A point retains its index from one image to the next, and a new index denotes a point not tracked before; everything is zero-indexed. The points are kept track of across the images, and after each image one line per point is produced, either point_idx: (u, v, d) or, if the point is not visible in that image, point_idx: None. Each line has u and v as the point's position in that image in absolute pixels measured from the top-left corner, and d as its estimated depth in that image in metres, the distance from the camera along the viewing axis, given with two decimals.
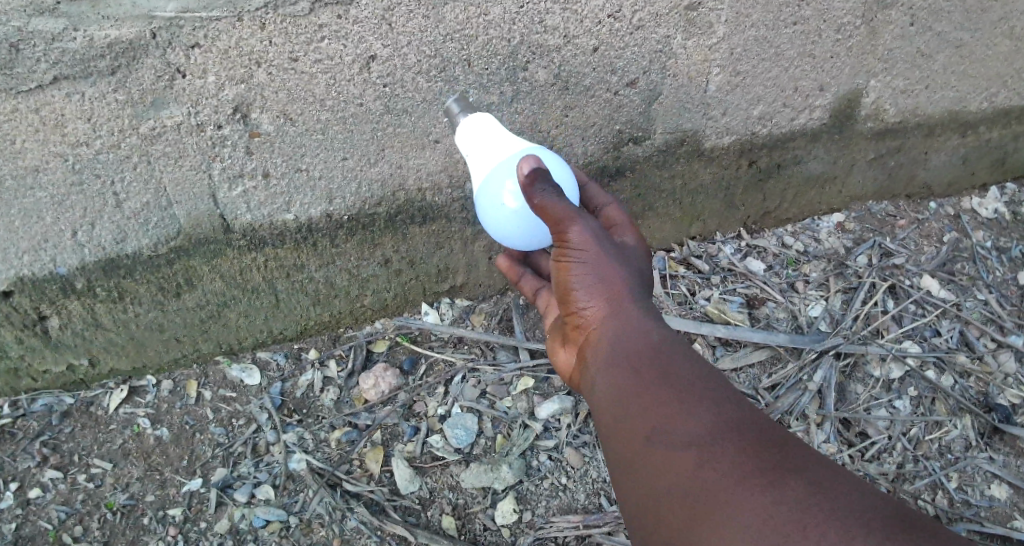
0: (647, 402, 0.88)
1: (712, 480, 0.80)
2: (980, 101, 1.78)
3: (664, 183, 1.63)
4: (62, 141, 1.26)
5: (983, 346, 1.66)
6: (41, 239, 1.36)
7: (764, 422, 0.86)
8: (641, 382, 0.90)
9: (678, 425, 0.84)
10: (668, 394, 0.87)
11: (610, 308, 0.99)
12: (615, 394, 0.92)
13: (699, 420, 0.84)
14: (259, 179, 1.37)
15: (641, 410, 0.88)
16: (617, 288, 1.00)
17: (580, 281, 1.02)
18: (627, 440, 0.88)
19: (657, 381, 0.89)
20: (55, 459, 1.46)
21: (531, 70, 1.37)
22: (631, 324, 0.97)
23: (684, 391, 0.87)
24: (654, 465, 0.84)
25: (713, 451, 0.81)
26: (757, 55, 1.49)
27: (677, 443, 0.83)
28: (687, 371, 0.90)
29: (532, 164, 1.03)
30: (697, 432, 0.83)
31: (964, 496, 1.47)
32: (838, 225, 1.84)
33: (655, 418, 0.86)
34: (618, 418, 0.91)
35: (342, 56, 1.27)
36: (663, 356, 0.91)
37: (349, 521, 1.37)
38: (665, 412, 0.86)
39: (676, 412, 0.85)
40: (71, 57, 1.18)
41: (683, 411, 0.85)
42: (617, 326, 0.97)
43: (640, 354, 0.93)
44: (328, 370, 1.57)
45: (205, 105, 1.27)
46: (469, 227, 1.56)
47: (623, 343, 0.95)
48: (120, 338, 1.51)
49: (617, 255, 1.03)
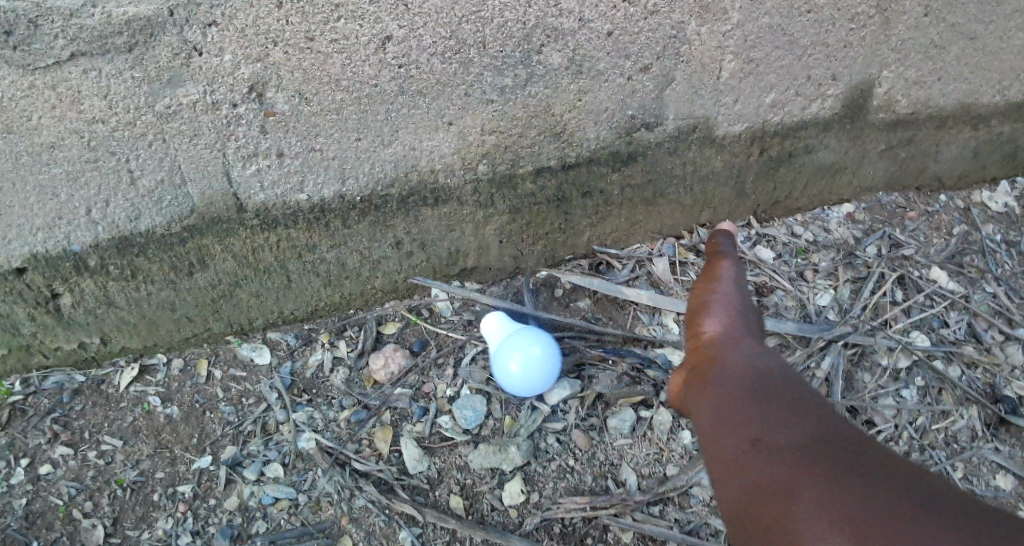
0: (750, 422, 0.90)
1: (800, 477, 0.82)
2: (993, 95, 1.78)
3: (676, 169, 1.63)
4: (78, 119, 1.27)
5: (991, 339, 1.66)
6: (55, 216, 1.37)
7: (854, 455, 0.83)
8: (757, 414, 0.90)
9: (774, 435, 0.87)
10: (774, 415, 0.89)
11: (730, 339, 1.06)
12: (719, 419, 0.93)
13: (794, 434, 0.86)
14: (272, 158, 1.38)
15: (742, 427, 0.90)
16: (735, 320, 1.09)
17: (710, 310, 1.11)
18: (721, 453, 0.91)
19: (761, 404, 0.92)
20: (66, 435, 1.47)
21: (545, 54, 1.38)
22: (736, 356, 1.02)
23: (784, 415, 0.89)
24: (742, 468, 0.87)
25: (802, 457, 0.83)
26: (770, 43, 1.49)
27: (769, 452, 0.86)
28: (779, 396, 0.92)
29: (512, 367, 1.40)
30: (791, 444, 0.86)
31: (968, 486, 1.48)
32: (848, 216, 1.84)
33: (741, 436, 0.90)
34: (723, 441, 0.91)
35: (358, 36, 1.27)
36: (772, 391, 0.93)
37: (357, 500, 1.38)
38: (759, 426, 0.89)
39: (772, 429, 0.88)
40: (88, 33, 1.19)
41: (783, 426, 0.88)
42: (723, 354, 1.03)
43: (739, 389, 0.95)
44: (338, 350, 1.58)
45: (221, 84, 1.28)
46: (481, 210, 1.56)
47: (734, 378, 0.97)
48: (132, 316, 1.52)
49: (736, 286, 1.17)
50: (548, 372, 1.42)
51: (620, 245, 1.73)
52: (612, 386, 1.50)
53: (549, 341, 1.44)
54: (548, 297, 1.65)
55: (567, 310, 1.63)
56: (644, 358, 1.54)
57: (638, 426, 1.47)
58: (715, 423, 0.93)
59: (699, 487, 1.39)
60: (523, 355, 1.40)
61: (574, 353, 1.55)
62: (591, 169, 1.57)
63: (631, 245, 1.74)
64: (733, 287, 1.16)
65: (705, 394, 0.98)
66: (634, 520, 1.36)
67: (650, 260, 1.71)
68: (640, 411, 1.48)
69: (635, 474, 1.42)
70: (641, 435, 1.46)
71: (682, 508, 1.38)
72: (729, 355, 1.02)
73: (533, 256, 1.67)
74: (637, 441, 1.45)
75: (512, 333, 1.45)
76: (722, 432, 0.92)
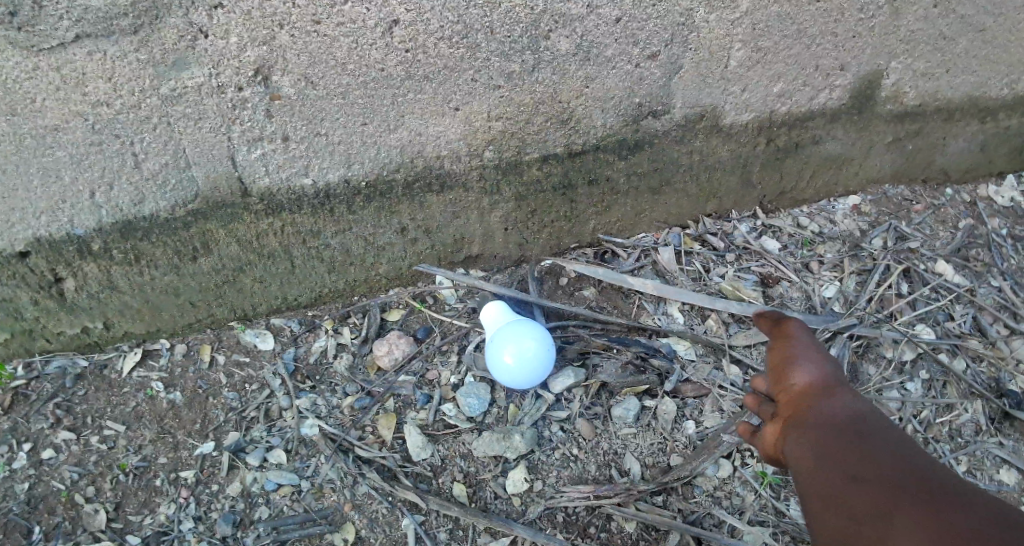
0: (840, 460, 0.89)
1: (882, 498, 0.82)
2: (1001, 87, 1.77)
3: (683, 158, 1.63)
4: (82, 101, 1.26)
5: (996, 332, 1.65)
6: (59, 199, 1.36)
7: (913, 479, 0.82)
8: (813, 442, 0.93)
9: (855, 463, 0.87)
10: (859, 460, 0.87)
11: (824, 387, 1.00)
12: (807, 453, 0.93)
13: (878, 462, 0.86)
14: (278, 142, 1.37)
15: (828, 460, 0.90)
16: (823, 379, 1.01)
17: (799, 360, 1.04)
18: (805, 482, 0.92)
19: (841, 438, 0.91)
20: (68, 420, 1.47)
21: (553, 39, 1.37)
22: (842, 401, 0.97)
23: (871, 448, 0.88)
24: (830, 500, 0.87)
25: (891, 495, 0.81)
26: (780, 31, 1.48)
27: (852, 479, 0.86)
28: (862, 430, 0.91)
29: (507, 359, 1.38)
30: (870, 472, 0.85)
31: (972, 479, 1.48)
32: (854, 207, 1.83)
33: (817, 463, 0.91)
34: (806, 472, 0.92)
35: (365, 19, 1.26)
36: (865, 425, 0.92)
37: (360, 487, 1.38)
38: (843, 455, 0.89)
39: (854, 456, 0.88)
40: (94, 15, 1.18)
41: (868, 455, 0.87)
42: (818, 398, 0.99)
43: (837, 417, 0.95)
44: (341, 337, 1.58)
45: (226, 66, 1.27)
46: (486, 197, 1.56)
47: (830, 416, 0.95)
48: (135, 301, 1.52)
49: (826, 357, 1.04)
50: (544, 365, 1.40)
51: (625, 235, 1.73)
52: (616, 375, 1.50)
53: (543, 333, 1.42)
54: (553, 285, 1.65)
55: (572, 298, 1.62)
56: (648, 347, 1.53)
57: (643, 415, 1.46)
58: (803, 458, 0.94)
59: (703, 477, 1.40)
60: (518, 348, 1.38)
61: (578, 342, 1.54)
62: (597, 157, 1.57)
63: (636, 235, 1.73)
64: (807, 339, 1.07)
65: (805, 433, 0.96)
66: (638, 510, 1.36)
67: (655, 250, 1.71)
68: (645, 401, 1.48)
69: (639, 463, 1.42)
70: (645, 424, 1.45)
71: (686, 498, 1.38)
72: (824, 402, 0.98)
73: (537, 245, 1.67)
74: (641, 431, 1.45)
75: (507, 325, 1.43)
76: (808, 464, 0.92)
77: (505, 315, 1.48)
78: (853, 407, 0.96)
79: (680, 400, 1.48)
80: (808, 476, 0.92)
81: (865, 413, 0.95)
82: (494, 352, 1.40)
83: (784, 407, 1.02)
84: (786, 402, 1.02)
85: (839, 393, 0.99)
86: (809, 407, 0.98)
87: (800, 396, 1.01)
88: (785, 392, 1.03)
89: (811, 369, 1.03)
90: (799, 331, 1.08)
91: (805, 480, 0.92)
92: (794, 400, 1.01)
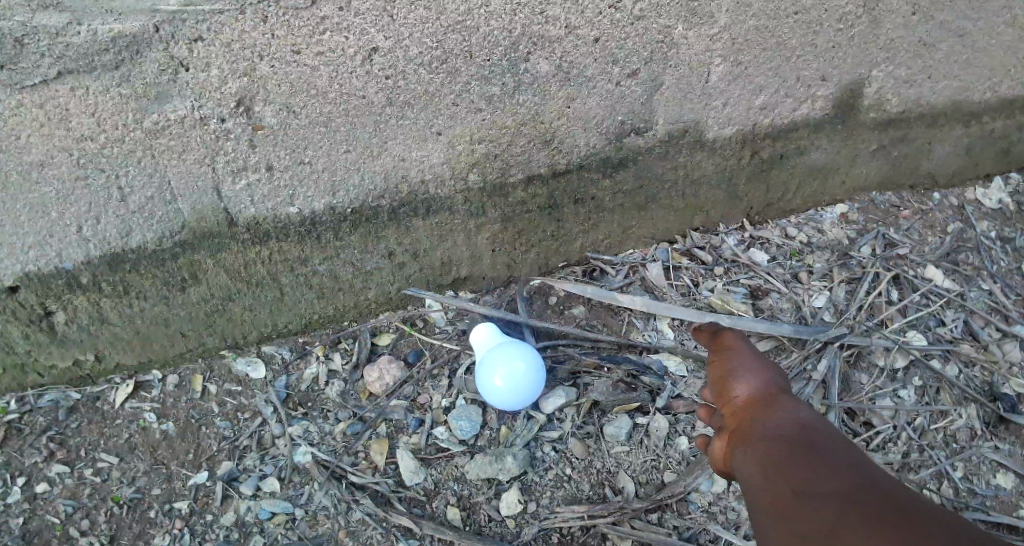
0: (800, 465, 0.91)
1: (845, 501, 0.83)
2: (984, 91, 1.77)
3: (667, 174, 1.63)
4: (67, 137, 1.27)
5: (988, 336, 1.66)
6: (46, 233, 1.36)
7: (876, 488, 0.85)
8: (769, 450, 0.97)
9: (816, 475, 0.88)
10: (819, 466, 0.89)
11: (764, 398, 1.08)
12: (759, 463, 0.96)
13: (839, 475, 0.87)
14: (262, 172, 1.38)
15: (788, 471, 0.91)
16: (763, 391, 1.10)
17: (737, 373, 1.14)
18: (763, 495, 0.92)
19: (797, 448, 0.94)
20: (62, 453, 1.46)
21: (533, 61, 1.38)
22: (783, 409, 1.04)
23: (828, 460, 0.90)
24: (794, 512, 0.86)
25: (852, 498, 0.83)
26: (759, 45, 1.49)
27: (815, 490, 0.86)
28: (818, 442, 0.94)
29: (497, 382, 1.38)
30: (835, 481, 0.86)
31: (969, 485, 1.48)
32: (842, 216, 1.84)
33: (778, 471, 0.92)
34: (760, 482, 0.94)
35: (345, 48, 1.27)
36: (813, 434, 0.96)
37: (354, 513, 1.38)
38: (803, 466, 0.90)
39: (815, 469, 0.89)
40: (75, 51, 1.19)
41: (830, 469, 0.88)
42: (760, 409, 1.06)
43: (790, 429, 0.99)
44: (332, 363, 1.57)
45: (208, 98, 1.27)
46: (472, 219, 1.56)
47: (775, 426, 1.00)
48: (125, 332, 1.52)
49: (769, 367, 1.15)
50: (530, 392, 1.40)
51: (613, 252, 1.73)
52: (608, 393, 1.50)
53: (532, 354, 1.42)
54: (543, 304, 1.65)
55: (562, 317, 1.63)
56: (639, 365, 1.54)
57: (635, 433, 1.46)
58: (755, 468, 0.96)
59: (697, 492, 1.39)
60: (507, 370, 1.38)
61: (569, 361, 1.55)
62: (582, 176, 1.57)
63: (624, 252, 1.73)
64: (748, 354, 1.18)
65: (752, 442, 1.01)
66: (633, 528, 1.36)
67: (644, 265, 1.71)
68: (636, 418, 1.48)
69: (633, 481, 1.41)
70: (638, 442, 1.45)
71: (681, 514, 1.38)
72: (767, 412, 1.05)
73: (526, 264, 1.67)
74: (634, 448, 1.45)
75: (496, 347, 1.43)
76: (761, 473, 0.94)
77: (495, 337, 1.48)
78: (796, 415, 1.02)
79: (672, 416, 1.48)
80: (764, 486, 0.93)
81: (811, 421, 1.00)
82: (485, 373, 1.39)
83: (729, 420, 1.10)
84: (730, 415, 1.10)
85: (780, 404, 1.06)
86: (756, 417, 1.05)
87: (746, 409, 1.08)
88: (730, 405, 1.12)
89: (753, 380, 1.12)
90: (737, 346, 1.19)
91: (762, 491, 0.92)
92: (738, 412, 1.09)
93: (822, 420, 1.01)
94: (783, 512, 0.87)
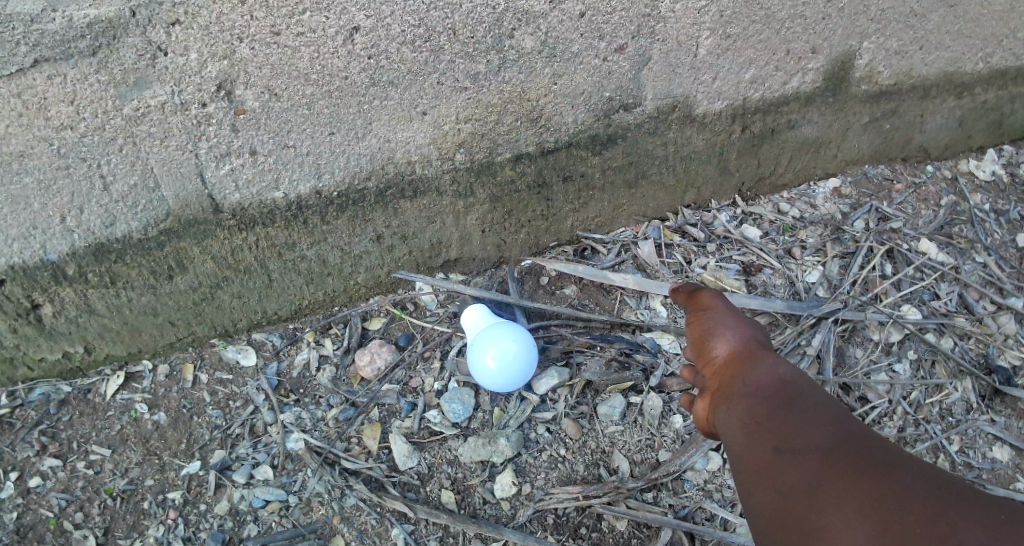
0: (781, 423, 0.94)
1: (829, 462, 0.87)
2: (976, 62, 1.75)
3: (657, 150, 1.62)
4: (46, 126, 1.24)
5: (983, 309, 1.65)
6: (30, 225, 1.34)
7: (859, 444, 0.88)
8: (749, 408, 1.00)
9: (800, 438, 0.91)
10: (801, 424, 0.93)
11: (742, 355, 1.13)
12: (743, 424, 0.99)
13: (822, 435, 0.90)
14: (246, 156, 1.36)
15: (772, 433, 0.94)
16: (742, 347, 1.15)
17: (716, 331, 1.19)
18: (747, 456, 0.95)
19: (778, 406, 0.97)
20: (54, 447, 1.45)
21: (518, 38, 1.36)
22: (763, 365, 1.08)
23: (811, 418, 0.93)
24: (780, 479, 0.89)
25: (837, 461, 0.86)
26: (748, 17, 1.47)
27: (799, 453, 0.89)
28: (801, 398, 0.98)
29: (490, 362, 1.37)
30: (817, 440, 0.90)
31: (965, 459, 1.47)
32: (834, 190, 1.82)
33: (761, 430, 0.95)
34: (745, 446, 0.96)
35: (325, 28, 1.25)
36: (795, 391, 1.00)
37: (348, 499, 1.37)
38: (785, 428, 0.93)
39: (798, 428, 0.92)
40: (51, 38, 1.16)
41: (813, 429, 0.91)
42: (740, 367, 1.10)
43: (769, 387, 1.02)
44: (324, 349, 1.57)
45: (188, 83, 1.25)
46: (460, 200, 1.54)
47: (755, 385, 1.04)
48: (114, 323, 1.50)
49: (748, 326, 1.19)
50: (522, 373, 1.39)
51: (604, 231, 1.72)
52: (601, 373, 1.49)
53: (525, 335, 1.41)
54: (534, 285, 1.64)
55: (554, 297, 1.62)
56: (632, 343, 1.53)
57: (629, 412, 1.46)
58: (737, 428, 0.99)
59: (692, 471, 1.39)
60: (499, 351, 1.37)
61: (561, 341, 1.54)
62: (571, 154, 1.56)
63: (615, 230, 1.72)
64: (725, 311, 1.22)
65: (733, 401, 1.04)
66: (628, 507, 1.35)
67: (635, 244, 1.70)
68: (630, 397, 1.47)
69: (628, 461, 1.41)
70: (632, 421, 1.45)
71: (676, 493, 1.38)
72: (747, 369, 1.09)
73: (516, 245, 1.66)
74: (628, 428, 1.44)
75: (488, 328, 1.41)
76: (744, 434, 0.97)
77: (486, 318, 1.46)
78: (775, 370, 1.06)
79: (666, 394, 1.47)
80: (746, 446, 0.96)
81: (790, 375, 1.04)
82: (479, 353, 1.38)
83: (712, 380, 1.14)
84: (713, 375, 1.15)
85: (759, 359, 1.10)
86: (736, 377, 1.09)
87: (728, 369, 1.12)
88: (711, 366, 1.17)
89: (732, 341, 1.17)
90: (715, 304, 1.23)
91: (747, 453, 0.95)
92: (720, 372, 1.14)
93: (800, 373, 1.05)
94: (768, 478, 0.91)
